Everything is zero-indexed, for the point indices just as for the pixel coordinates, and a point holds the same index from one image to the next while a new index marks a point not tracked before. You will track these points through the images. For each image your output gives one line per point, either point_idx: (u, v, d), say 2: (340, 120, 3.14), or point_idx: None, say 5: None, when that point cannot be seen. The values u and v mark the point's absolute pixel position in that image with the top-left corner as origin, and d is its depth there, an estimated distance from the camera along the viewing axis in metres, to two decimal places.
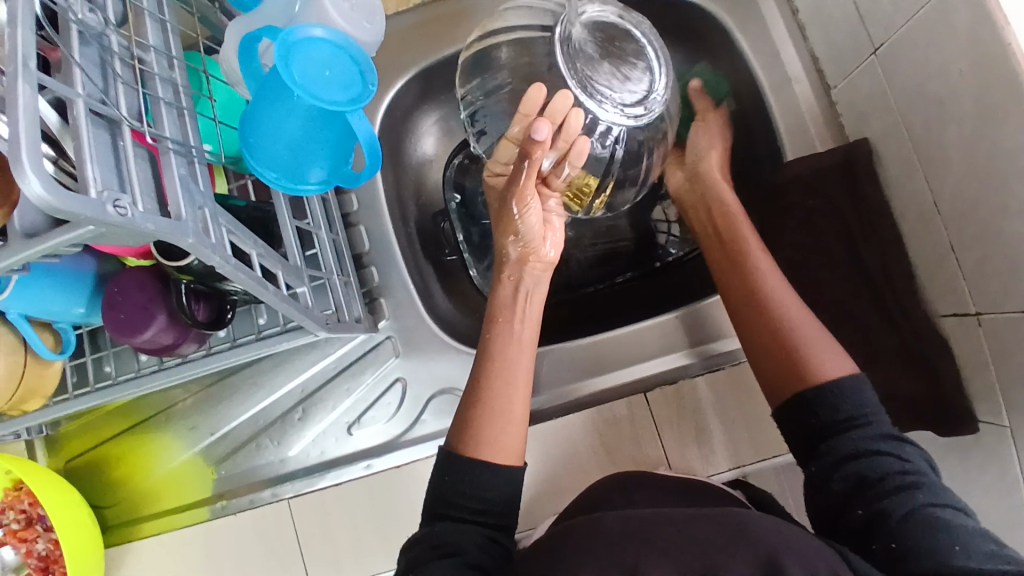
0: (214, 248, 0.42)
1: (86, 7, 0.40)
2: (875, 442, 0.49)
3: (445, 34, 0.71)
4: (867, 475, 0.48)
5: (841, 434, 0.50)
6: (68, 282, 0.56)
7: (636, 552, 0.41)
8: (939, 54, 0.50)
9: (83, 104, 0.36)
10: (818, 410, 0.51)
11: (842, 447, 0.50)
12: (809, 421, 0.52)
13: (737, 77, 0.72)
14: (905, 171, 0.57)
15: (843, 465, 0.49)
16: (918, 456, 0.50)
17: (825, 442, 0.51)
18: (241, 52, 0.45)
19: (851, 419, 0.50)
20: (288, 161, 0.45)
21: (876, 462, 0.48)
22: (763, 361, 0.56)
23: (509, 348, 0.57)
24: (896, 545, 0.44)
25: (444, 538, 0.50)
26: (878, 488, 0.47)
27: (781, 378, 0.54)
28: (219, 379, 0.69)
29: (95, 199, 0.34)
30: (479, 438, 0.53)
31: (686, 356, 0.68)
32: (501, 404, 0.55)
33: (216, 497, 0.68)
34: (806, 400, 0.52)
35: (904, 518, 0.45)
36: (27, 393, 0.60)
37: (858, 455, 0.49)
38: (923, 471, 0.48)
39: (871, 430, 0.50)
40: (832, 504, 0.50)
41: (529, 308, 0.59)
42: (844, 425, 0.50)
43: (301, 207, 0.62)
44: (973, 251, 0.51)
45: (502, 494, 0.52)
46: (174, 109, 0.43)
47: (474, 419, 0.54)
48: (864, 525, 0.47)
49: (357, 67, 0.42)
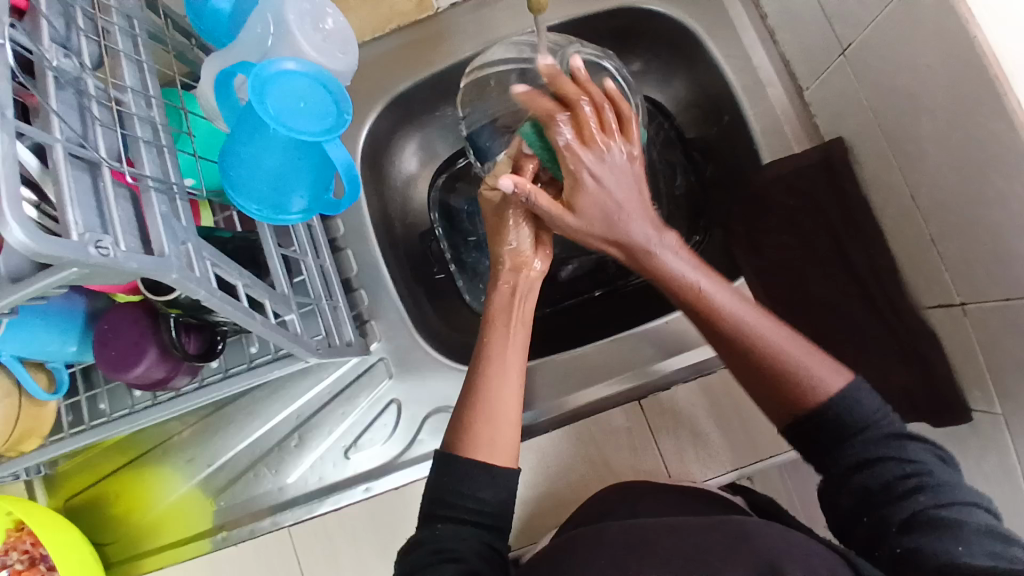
0: (200, 282, 0.42)
1: (61, 53, 0.41)
2: (877, 448, 0.47)
3: (422, 56, 0.72)
4: (872, 484, 0.47)
5: (843, 444, 0.48)
6: (59, 322, 0.57)
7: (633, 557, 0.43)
8: (905, 51, 0.50)
9: (61, 148, 0.37)
10: (816, 428, 0.49)
11: (846, 458, 0.48)
12: (818, 441, 0.50)
13: (712, 83, 0.73)
14: (881, 167, 0.58)
15: (849, 477, 0.48)
16: (926, 451, 0.48)
17: (828, 452, 0.49)
18: (218, 88, 0.46)
19: (852, 429, 0.48)
20: (269, 193, 0.46)
21: (879, 469, 0.47)
22: (759, 388, 0.51)
23: (503, 356, 0.57)
24: (902, 551, 0.43)
25: (444, 542, 0.50)
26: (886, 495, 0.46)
27: (779, 401, 0.50)
28: (214, 410, 0.69)
29: (77, 242, 0.35)
30: (476, 438, 0.53)
31: (633, 377, 0.69)
32: (500, 414, 0.55)
33: (216, 529, 0.68)
34: (805, 422, 0.49)
35: (912, 524, 0.44)
36: (24, 434, 0.60)
37: (862, 464, 0.48)
38: (931, 469, 0.46)
39: (872, 432, 0.48)
40: (841, 512, 0.49)
41: (522, 319, 0.59)
42: (845, 436, 0.49)
43: (286, 235, 0.62)
44: (953, 242, 0.52)
45: (500, 497, 0.52)
46: (153, 147, 0.44)
47: (468, 423, 0.54)
48: (874, 532, 0.46)
49: (331, 97, 0.43)
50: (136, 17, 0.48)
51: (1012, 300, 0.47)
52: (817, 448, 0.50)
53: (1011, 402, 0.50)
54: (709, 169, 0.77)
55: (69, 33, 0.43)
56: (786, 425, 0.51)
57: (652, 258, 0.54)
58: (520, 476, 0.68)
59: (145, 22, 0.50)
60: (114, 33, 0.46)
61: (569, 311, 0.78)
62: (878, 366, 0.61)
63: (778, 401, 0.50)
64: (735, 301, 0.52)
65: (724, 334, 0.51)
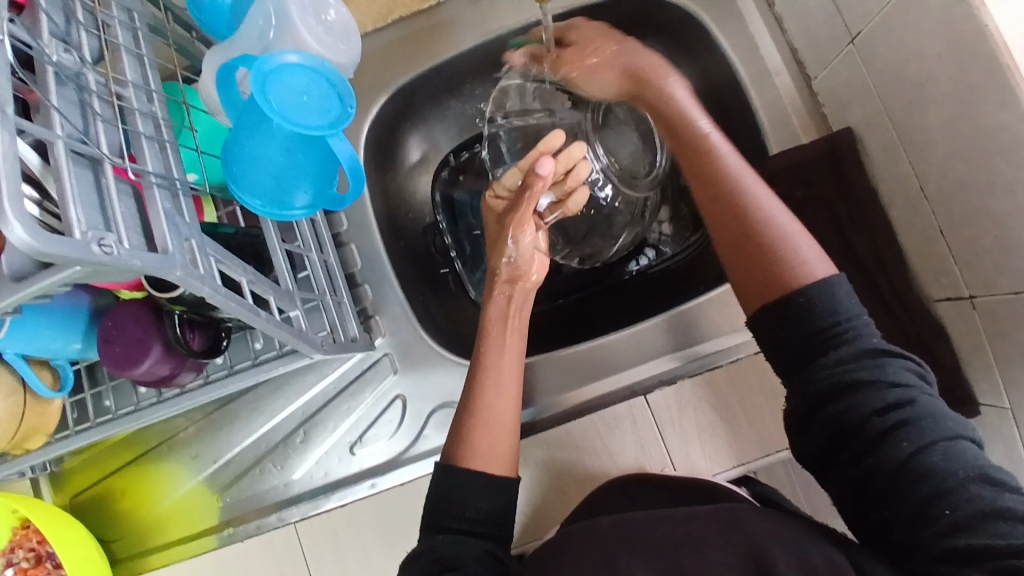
0: (204, 279, 0.42)
1: (61, 48, 0.40)
2: (854, 369, 0.45)
3: (425, 48, 0.71)
4: (852, 418, 0.44)
5: (821, 356, 0.46)
6: (63, 319, 0.56)
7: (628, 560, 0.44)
8: (915, 39, 0.50)
9: (63, 145, 0.36)
10: (786, 321, 0.48)
11: (822, 382, 0.46)
12: (788, 348, 0.48)
13: (717, 73, 0.72)
14: (891, 157, 0.57)
15: (826, 403, 0.45)
16: (908, 373, 0.45)
17: (803, 373, 0.47)
18: (219, 82, 0.45)
19: (828, 340, 0.46)
20: (273, 188, 0.45)
21: (858, 397, 0.44)
22: (738, 260, 0.51)
23: (500, 363, 0.58)
24: (890, 513, 0.43)
25: (443, 552, 0.49)
26: (868, 430, 0.44)
27: (755, 275, 0.50)
28: (220, 406, 0.69)
29: (79, 240, 0.35)
30: (475, 446, 0.54)
31: (675, 357, 0.68)
32: (497, 417, 0.56)
33: (222, 525, 0.68)
34: (776, 306, 0.48)
35: (895, 469, 0.42)
36: (29, 432, 0.60)
37: (839, 393, 0.45)
38: (913, 397, 0.43)
39: (846, 352, 0.46)
40: (817, 446, 0.47)
41: (516, 326, 0.61)
42: (822, 351, 0.46)
43: (290, 230, 0.62)
44: (961, 232, 0.51)
45: (496, 505, 0.53)
46: (155, 143, 0.44)
47: (469, 426, 0.55)
48: (854, 474, 0.45)
49: (334, 91, 0.43)
50: (135, 10, 0.48)
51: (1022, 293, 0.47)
52: (794, 365, 0.48)
53: (1019, 394, 0.50)
54: None
55: (69, 27, 0.42)
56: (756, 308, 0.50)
57: (669, 107, 0.57)
58: (525, 473, 0.68)
59: (146, 16, 0.49)
60: (114, 27, 0.45)
61: (575, 306, 0.78)
62: None
63: (751, 279, 0.50)
64: (739, 164, 0.53)
65: (716, 190, 0.53)
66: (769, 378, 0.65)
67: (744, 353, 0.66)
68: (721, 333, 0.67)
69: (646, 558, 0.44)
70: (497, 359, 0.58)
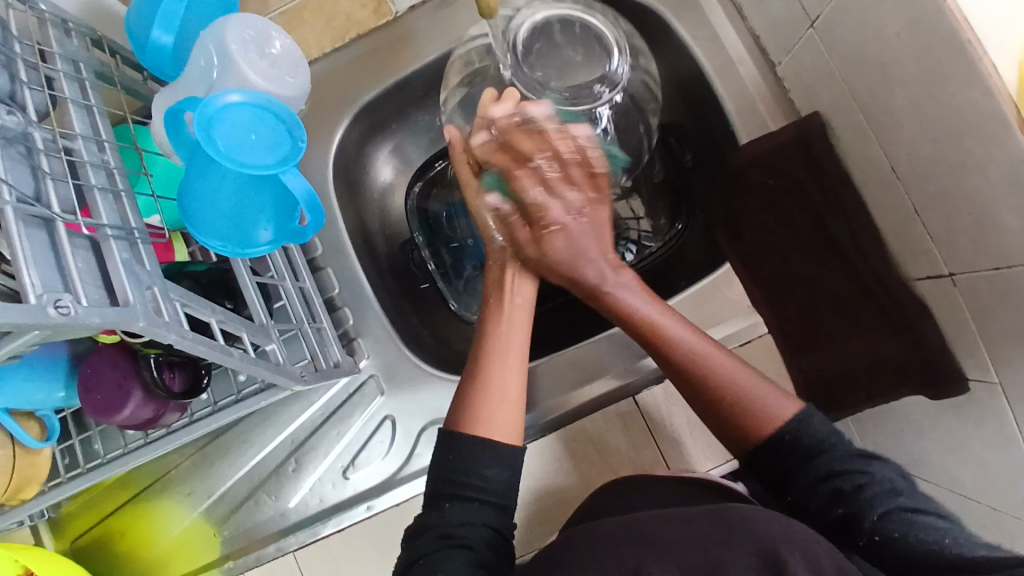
0: (169, 326, 0.41)
1: (4, 110, 0.39)
2: (840, 462, 0.49)
3: (384, 63, 0.70)
4: (840, 488, 0.48)
5: (802, 464, 0.50)
6: (43, 371, 0.56)
7: (634, 553, 0.44)
8: (875, 19, 0.49)
9: (11, 210, 0.36)
10: (768, 450, 0.52)
11: (807, 471, 0.50)
12: (777, 462, 0.51)
13: (682, 66, 0.71)
14: (859, 139, 0.57)
15: (815, 485, 0.49)
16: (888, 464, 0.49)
17: (796, 470, 0.50)
18: (167, 125, 0.45)
19: (810, 448, 0.50)
20: (231, 227, 0.45)
21: (841, 478, 0.49)
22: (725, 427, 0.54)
23: (507, 336, 0.59)
24: (879, 538, 0.44)
25: (453, 527, 0.50)
26: (854, 496, 0.47)
27: (730, 430, 0.54)
28: (211, 440, 0.69)
29: (34, 305, 0.34)
30: (478, 416, 0.54)
31: (621, 375, 0.66)
32: (496, 387, 0.55)
33: (223, 558, 0.69)
34: (760, 448, 0.52)
35: (879, 518, 0.45)
36: (22, 482, 0.59)
37: (827, 475, 0.49)
38: (898, 479, 0.48)
39: (835, 450, 0.50)
40: (816, 517, 0.50)
41: (518, 291, 0.61)
42: (806, 455, 0.50)
43: (263, 261, 0.61)
44: (936, 212, 0.51)
45: (503, 475, 0.52)
46: (109, 194, 0.43)
47: (472, 406, 0.55)
48: (846, 527, 0.47)
49: (283, 125, 0.42)
50: (81, 60, 0.48)
51: (1002, 269, 0.46)
52: (781, 467, 0.52)
53: (1004, 370, 0.48)
54: (688, 152, 0.76)
55: (13, 87, 0.43)
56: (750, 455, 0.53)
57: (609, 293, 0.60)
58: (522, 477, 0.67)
59: (92, 62, 0.49)
60: (59, 80, 0.45)
61: (561, 309, 0.76)
62: (872, 337, 0.60)
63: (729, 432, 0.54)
64: (688, 333, 0.57)
65: (683, 374, 0.56)
66: None
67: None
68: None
69: (653, 558, 0.43)
70: (501, 347, 0.58)
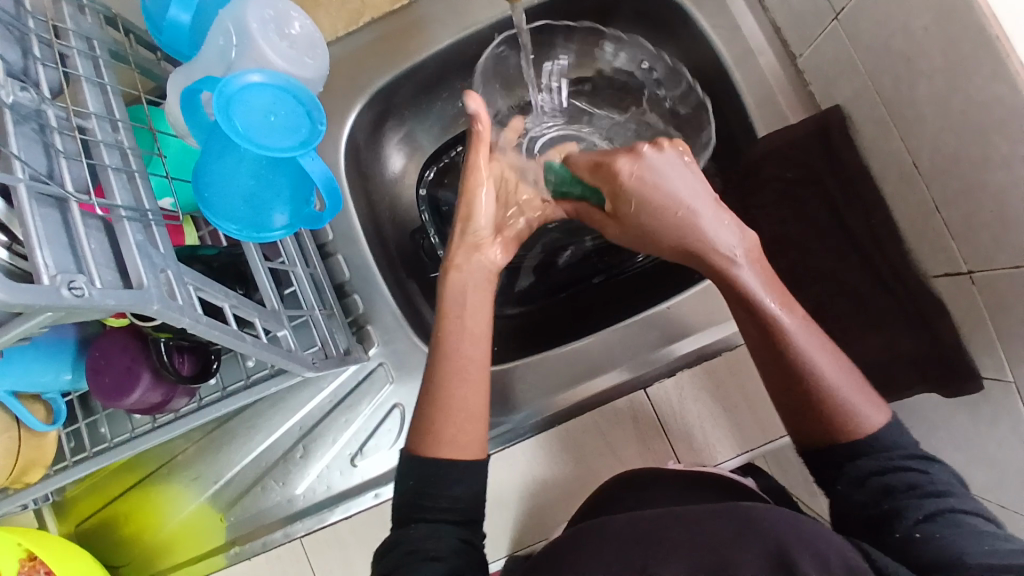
0: (183, 310, 0.40)
1: (17, 85, 0.39)
2: (899, 460, 0.47)
3: (399, 47, 0.69)
4: (894, 483, 0.46)
5: (858, 454, 0.48)
6: (51, 353, 0.56)
7: (644, 556, 0.43)
8: (901, 10, 0.48)
9: (25, 187, 0.35)
10: (828, 452, 0.49)
11: (863, 466, 0.47)
12: (828, 455, 0.49)
13: (701, 56, 0.70)
14: (880, 132, 0.56)
15: (867, 479, 0.47)
16: (947, 476, 0.47)
17: (852, 463, 0.48)
18: (184, 105, 0.44)
19: (872, 446, 0.47)
20: (248, 212, 0.44)
21: (899, 474, 0.46)
22: (796, 422, 0.50)
23: (463, 348, 0.52)
24: (920, 535, 0.43)
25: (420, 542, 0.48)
26: (904, 493, 0.46)
27: (811, 422, 0.49)
28: (219, 425, 0.69)
29: (48, 286, 0.33)
30: (439, 437, 0.50)
31: (640, 364, 0.67)
32: (460, 405, 0.51)
33: (229, 544, 0.69)
34: (817, 450, 0.50)
35: (925, 518, 0.44)
36: (27, 466, 0.58)
37: (882, 469, 0.47)
38: (950, 488, 0.46)
39: (898, 448, 0.47)
40: (851, 509, 0.48)
41: (478, 304, 0.54)
42: (866, 447, 0.47)
43: (274, 246, 0.61)
44: (956, 208, 0.50)
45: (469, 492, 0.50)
46: (123, 174, 0.42)
47: (431, 419, 0.51)
48: (882, 520, 0.46)
49: (302, 108, 0.42)
50: (95, 37, 0.47)
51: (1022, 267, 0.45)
52: (834, 458, 0.49)
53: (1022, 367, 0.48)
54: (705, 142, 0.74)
55: (25, 62, 0.41)
56: (808, 446, 0.50)
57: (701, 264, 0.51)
58: (529, 473, 0.67)
59: (105, 41, 0.48)
60: (72, 57, 0.44)
61: (574, 301, 0.76)
62: (886, 335, 0.59)
63: (804, 426, 0.50)
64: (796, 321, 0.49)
65: (785, 365, 0.48)
66: None
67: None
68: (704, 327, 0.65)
69: (662, 554, 0.43)
70: (459, 369, 0.52)
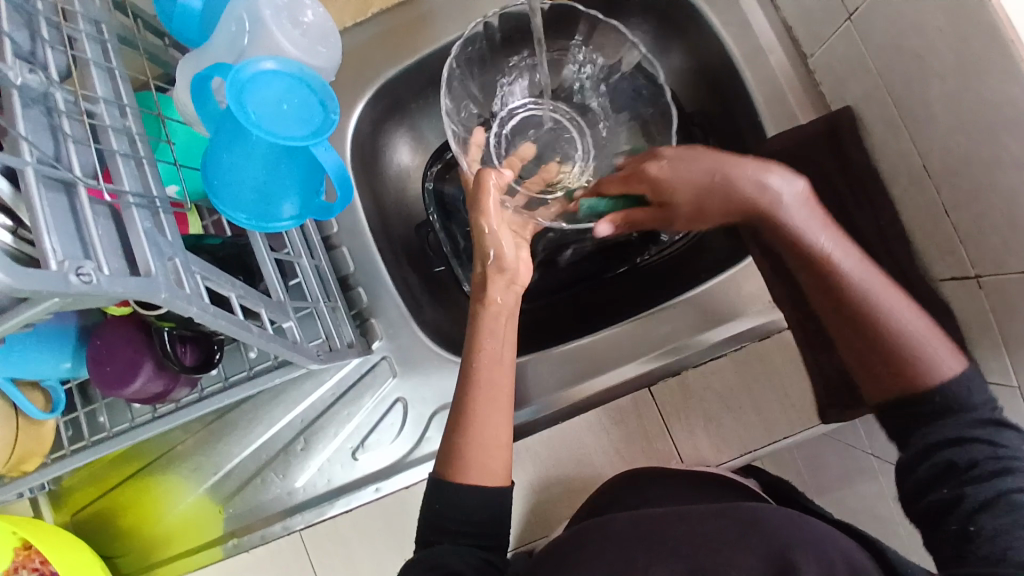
0: (190, 299, 0.40)
1: (25, 67, 0.38)
2: (968, 428, 0.46)
3: (407, 39, 0.69)
4: (956, 461, 0.46)
5: (931, 424, 0.48)
6: (51, 341, 0.55)
7: (647, 558, 0.43)
8: (915, 11, 0.48)
9: (33, 171, 0.35)
10: (910, 408, 0.49)
11: (931, 437, 0.48)
12: (903, 416, 0.50)
13: (711, 53, 0.70)
14: (890, 133, 0.56)
15: (932, 454, 0.47)
16: (1015, 438, 0.46)
17: (918, 436, 0.48)
18: (194, 92, 0.43)
19: (942, 409, 0.48)
20: (257, 201, 0.43)
21: (966, 448, 0.46)
22: (873, 369, 0.50)
23: (490, 377, 0.54)
24: (973, 529, 0.44)
25: (441, 558, 0.49)
26: (966, 475, 0.46)
27: (885, 371, 0.49)
28: (219, 417, 0.68)
29: (56, 272, 0.33)
30: (470, 462, 0.52)
31: (653, 359, 0.67)
32: (489, 432, 0.53)
33: (227, 536, 0.68)
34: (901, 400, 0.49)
35: (979, 504, 0.45)
36: (24, 455, 0.58)
37: (950, 440, 0.47)
38: (1015, 457, 0.45)
39: (968, 416, 0.47)
40: (915, 486, 0.49)
41: (507, 326, 0.57)
42: (936, 415, 0.48)
43: (279, 237, 0.60)
44: (967, 210, 0.50)
45: (484, 517, 0.52)
46: (131, 160, 0.42)
47: (455, 443, 0.53)
48: (939, 507, 0.47)
49: (316, 97, 0.42)
50: (103, 21, 0.46)
51: None
52: (907, 425, 0.50)
53: None
54: (714, 140, 0.73)
55: (33, 45, 0.41)
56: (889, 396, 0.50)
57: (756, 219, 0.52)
58: (531, 471, 0.67)
59: (114, 25, 0.47)
60: (80, 40, 0.43)
61: (579, 297, 0.76)
62: None
63: (881, 376, 0.49)
64: (859, 267, 0.49)
65: (851, 309, 0.49)
66: (773, 365, 0.64)
67: (766, 333, 0.65)
68: (709, 327, 0.66)
69: (665, 556, 0.43)
70: (489, 394, 0.54)
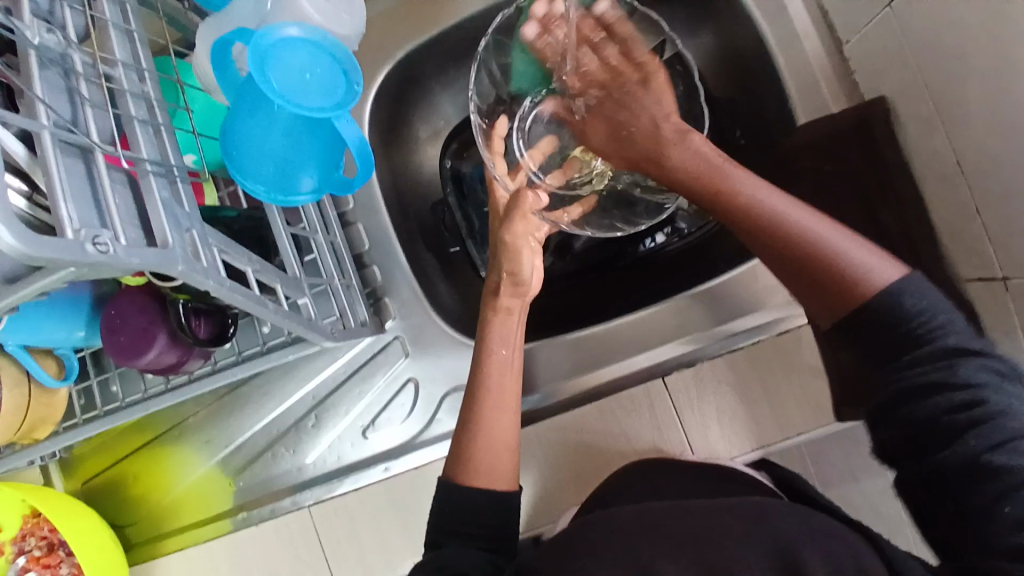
0: (207, 272, 0.39)
1: (43, 27, 0.37)
2: (934, 358, 0.41)
3: (430, 13, 0.67)
4: (929, 409, 0.41)
5: (898, 358, 0.42)
6: (64, 310, 0.54)
7: (650, 553, 0.43)
8: (959, 2, 0.46)
9: (50, 135, 0.34)
10: (870, 337, 0.43)
11: (898, 380, 0.42)
12: (869, 350, 0.43)
13: (745, 38, 0.68)
14: (924, 129, 0.54)
15: (902, 399, 0.42)
16: (983, 370, 0.40)
17: (883, 375, 0.43)
18: (215, 61, 0.43)
19: (914, 336, 0.42)
20: (277, 174, 0.42)
21: (934, 397, 0.41)
22: (817, 297, 0.45)
23: (501, 380, 0.53)
24: (957, 508, 0.39)
25: (448, 560, 0.48)
26: (939, 425, 0.40)
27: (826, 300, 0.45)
28: (232, 390, 0.68)
29: (73, 240, 0.32)
30: (479, 466, 0.52)
31: (690, 342, 0.65)
32: (500, 433, 0.52)
33: (237, 508, 0.68)
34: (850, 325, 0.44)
35: (963, 465, 0.39)
36: (36, 422, 0.58)
37: (911, 389, 0.41)
38: (991, 395, 0.39)
39: (935, 349, 0.41)
40: (892, 441, 0.43)
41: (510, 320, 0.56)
42: (898, 350, 0.42)
43: (296, 212, 0.59)
44: (998, 210, 0.48)
45: (498, 525, 0.51)
46: (149, 127, 0.41)
47: (463, 443, 0.52)
48: (925, 477, 0.41)
49: (340, 67, 0.40)
50: None
51: None
52: (872, 364, 0.44)
53: None
54: (738, 130, 0.72)
55: (51, 4, 0.39)
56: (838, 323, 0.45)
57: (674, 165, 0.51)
58: (541, 456, 0.67)
59: None
60: (100, 1, 0.42)
61: (596, 282, 0.75)
62: None
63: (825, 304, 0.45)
64: (776, 195, 0.46)
65: (780, 234, 0.45)
66: (790, 360, 0.63)
67: (785, 327, 0.64)
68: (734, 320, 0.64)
69: (670, 551, 0.43)
70: (492, 399, 0.52)
